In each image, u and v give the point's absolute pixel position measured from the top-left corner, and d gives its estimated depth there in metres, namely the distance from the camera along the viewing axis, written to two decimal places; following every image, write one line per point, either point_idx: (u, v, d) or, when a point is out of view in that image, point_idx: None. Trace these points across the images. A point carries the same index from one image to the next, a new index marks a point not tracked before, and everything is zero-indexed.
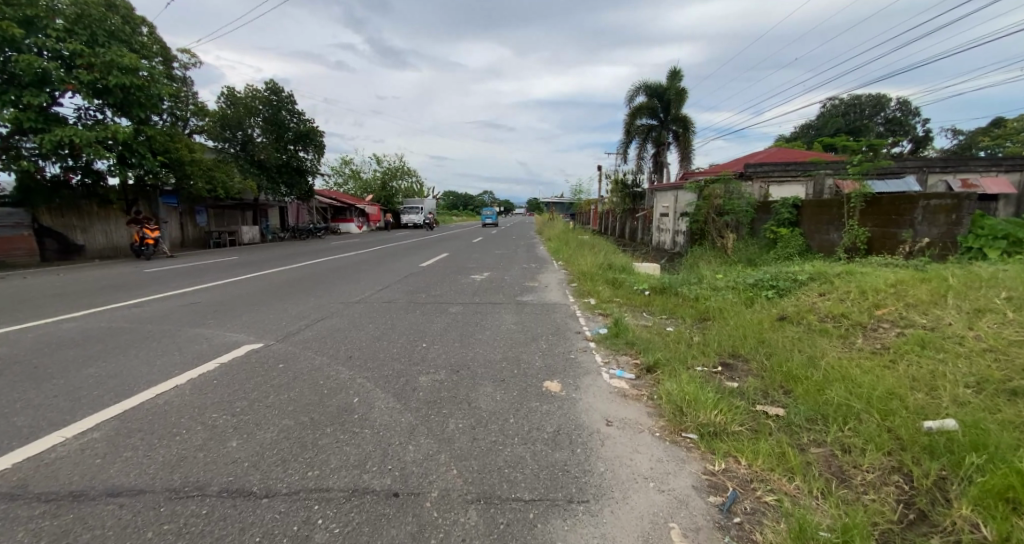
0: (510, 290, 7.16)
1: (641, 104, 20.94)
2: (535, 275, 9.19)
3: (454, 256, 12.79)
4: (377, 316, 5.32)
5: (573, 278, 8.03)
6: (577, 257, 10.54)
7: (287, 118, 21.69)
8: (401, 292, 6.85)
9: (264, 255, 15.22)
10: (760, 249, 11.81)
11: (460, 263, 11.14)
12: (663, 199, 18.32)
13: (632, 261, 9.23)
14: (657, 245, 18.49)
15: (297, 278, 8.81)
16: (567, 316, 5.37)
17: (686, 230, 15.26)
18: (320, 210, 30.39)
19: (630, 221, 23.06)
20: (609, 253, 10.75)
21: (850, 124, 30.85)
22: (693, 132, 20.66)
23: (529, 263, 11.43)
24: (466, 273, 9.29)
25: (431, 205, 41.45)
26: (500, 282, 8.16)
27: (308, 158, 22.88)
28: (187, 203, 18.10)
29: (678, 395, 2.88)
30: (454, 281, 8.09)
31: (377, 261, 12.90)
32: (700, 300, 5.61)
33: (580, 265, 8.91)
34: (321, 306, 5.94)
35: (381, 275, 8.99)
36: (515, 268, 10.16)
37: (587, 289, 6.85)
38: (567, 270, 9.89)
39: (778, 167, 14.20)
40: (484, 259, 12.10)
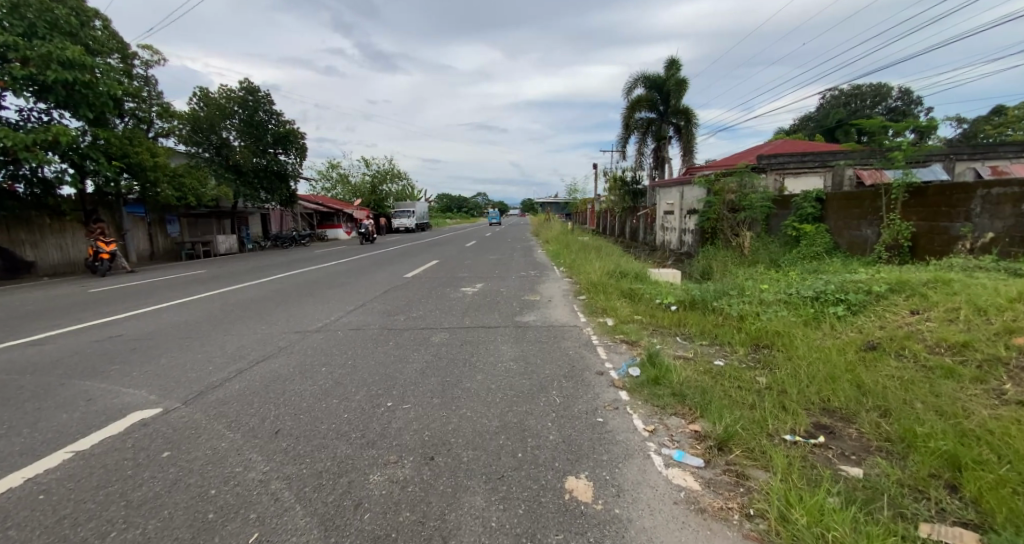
0: (507, 308, 5.98)
1: (640, 96, 19.77)
2: (536, 285, 8.01)
3: (444, 263, 11.59)
4: (336, 353, 4.12)
5: (581, 290, 6.85)
6: (582, 263, 9.39)
7: (265, 119, 20.39)
8: (374, 314, 5.66)
9: (237, 267, 13.92)
10: (780, 248, 10.70)
11: (452, 271, 9.96)
12: (667, 196, 17.21)
13: (645, 267, 8.09)
14: (662, 245, 17.38)
15: (262, 296, 7.63)
16: (579, 346, 4.19)
17: (695, 228, 14.14)
18: (306, 216, 29.06)
19: (631, 221, 21.93)
20: (617, 258, 9.60)
21: (853, 115, 29.87)
22: (695, 125, 19.55)
23: (528, 270, 10.27)
24: (455, 284, 8.10)
25: (423, 208, 40.16)
26: (495, 295, 6.99)
27: (290, 162, 21.58)
28: (156, 212, 16.81)
29: (812, 525, 1.69)
30: (441, 296, 6.90)
31: (360, 270, 11.68)
32: (748, 320, 4.44)
33: (587, 273, 7.74)
34: (270, 338, 4.74)
35: (358, 290, 7.81)
36: (513, 277, 9.00)
37: (599, 306, 5.68)
38: (571, 277, 8.73)
39: (794, 158, 13.07)
40: (477, 267, 10.95)
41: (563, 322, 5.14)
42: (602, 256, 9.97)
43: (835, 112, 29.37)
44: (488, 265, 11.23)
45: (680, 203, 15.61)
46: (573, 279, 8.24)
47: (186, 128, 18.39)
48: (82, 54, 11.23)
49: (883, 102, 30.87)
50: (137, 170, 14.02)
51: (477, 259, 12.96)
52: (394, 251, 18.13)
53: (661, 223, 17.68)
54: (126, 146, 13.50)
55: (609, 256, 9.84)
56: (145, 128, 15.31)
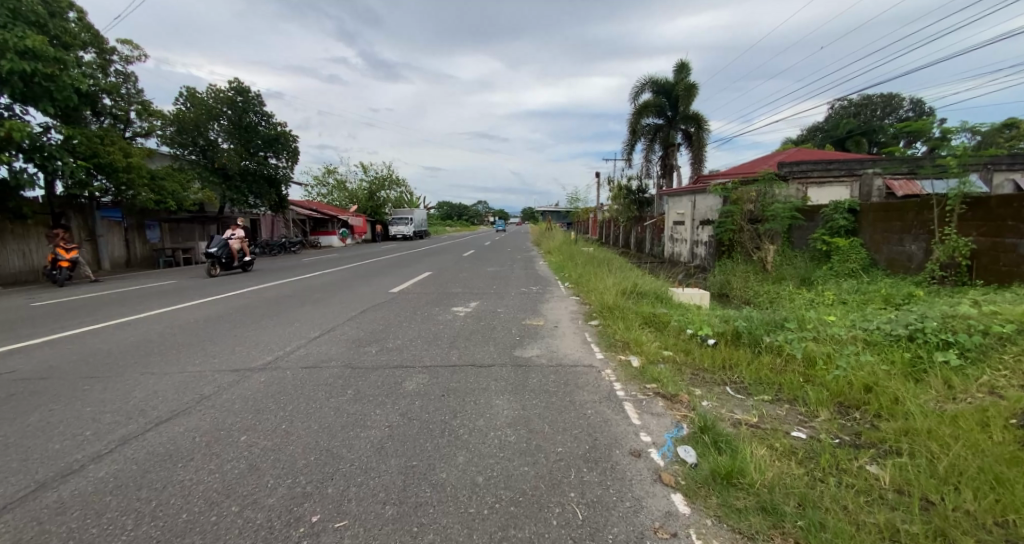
0: (503, 336, 4.89)
1: (648, 101, 18.83)
2: (538, 304, 6.93)
3: (438, 275, 10.56)
4: (271, 407, 3.05)
5: (593, 314, 5.77)
6: (592, 277, 8.33)
7: (254, 121, 19.42)
8: (340, 345, 4.58)
9: (214, 276, 12.84)
10: (809, 264, 9.68)
11: (445, 285, 8.89)
12: (677, 205, 16.21)
13: (664, 285, 7.04)
14: (672, 258, 16.35)
15: (220, 313, 6.55)
16: (600, 402, 3.11)
17: (710, 239, 13.11)
18: (299, 222, 28.05)
19: (636, 231, 20.95)
20: (632, 274, 8.55)
21: (864, 125, 29.07)
22: (705, 132, 18.59)
23: (529, 284, 9.22)
24: (446, 303, 7.02)
25: (421, 215, 39.21)
26: (491, 318, 5.91)
27: (281, 166, 20.60)
28: (134, 217, 15.84)
29: None
30: (427, 318, 5.82)
31: (344, 280, 10.64)
32: (821, 368, 3.38)
33: (598, 291, 6.69)
34: (196, 379, 3.66)
35: (333, 308, 6.74)
36: (513, 294, 7.94)
37: (618, 337, 4.59)
38: (578, 295, 7.68)
39: (819, 165, 12.03)
40: (473, 280, 9.91)
41: (574, 360, 4.05)
42: (614, 271, 8.93)
43: (846, 121, 28.53)
44: (485, 278, 10.19)
45: (693, 213, 14.59)
46: (581, 298, 7.15)
47: (170, 129, 17.47)
48: (44, 43, 10.29)
49: (894, 112, 30.09)
50: (108, 171, 13.03)
51: (474, 270, 11.92)
52: (386, 260, 17.11)
53: (670, 234, 16.67)
54: (95, 144, 12.51)
55: (621, 271, 8.76)
56: (122, 127, 14.35)
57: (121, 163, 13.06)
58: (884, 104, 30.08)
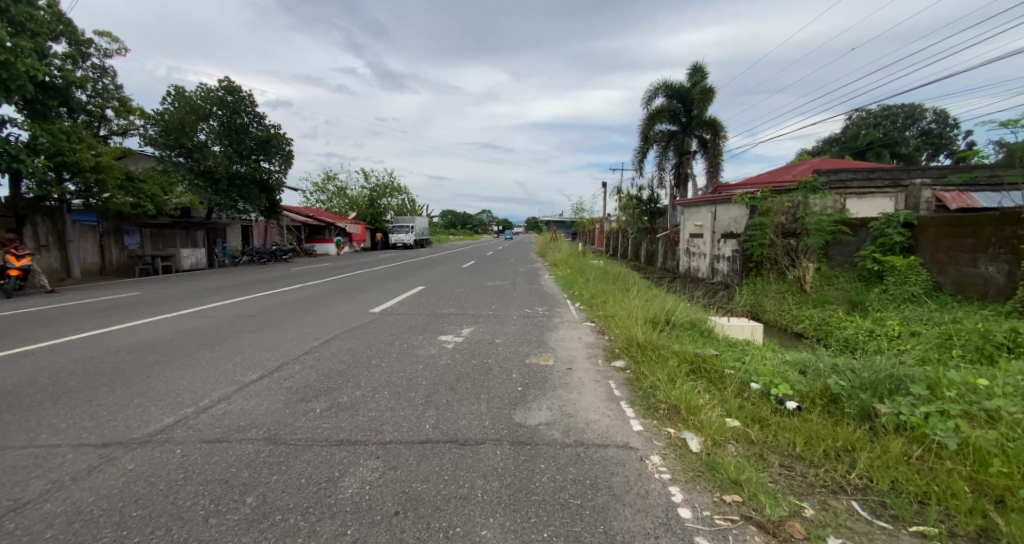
0: (499, 386, 3.64)
1: (661, 106, 17.70)
2: (544, 331, 5.69)
3: (430, 291, 9.34)
4: (100, 539, 1.81)
5: (616, 353, 4.52)
6: (608, 299, 7.05)
7: (246, 122, 18.41)
8: (276, 398, 3.34)
9: (188, 287, 11.65)
10: (857, 286, 8.40)
11: (437, 304, 7.69)
12: (695, 216, 14.99)
13: (699, 312, 5.79)
14: (688, 273, 15.11)
15: (157, 336, 5.37)
16: (656, 538, 1.84)
17: (734, 254, 11.87)
18: (294, 229, 27.03)
19: (647, 244, 19.72)
20: (655, 296, 7.30)
21: (884, 137, 27.87)
22: (723, 139, 17.39)
23: (534, 302, 8.03)
24: (434, 329, 5.80)
25: (422, 223, 38.20)
26: (486, 352, 4.67)
27: (274, 170, 19.55)
28: (111, 221, 14.82)
29: None
30: (404, 353, 4.59)
31: (325, 294, 9.42)
32: (1004, 472, 2.10)
33: (619, 320, 5.44)
34: (34, 463, 2.43)
35: (295, 333, 5.52)
36: (515, 316, 6.69)
37: (660, 392, 3.34)
38: (591, 319, 6.44)
39: (858, 174, 10.79)
40: (469, 296, 8.72)
41: (602, 436, 2.78)
42: (634, 291, 7.70)
43: (865, 132, 27.38)
44: (483, 295, 8.97)
45: (713, 225, 13.38)
46: (598, 326, 5.88)
47: (154, 130, 16.24)
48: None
49: (915, 123, 28.93)
50: (73, 170, 11.96)
51: (472, 285, 10.71)
52: (379, 270, 15.97)
53: (686, 247, 15.45)
54: (61, 142, 11.54)
55: (641, 292, 7.55)
56: (97, 125, 13.46)
57: (89, 163, 11.98)
58: (904, 115, 28.94)
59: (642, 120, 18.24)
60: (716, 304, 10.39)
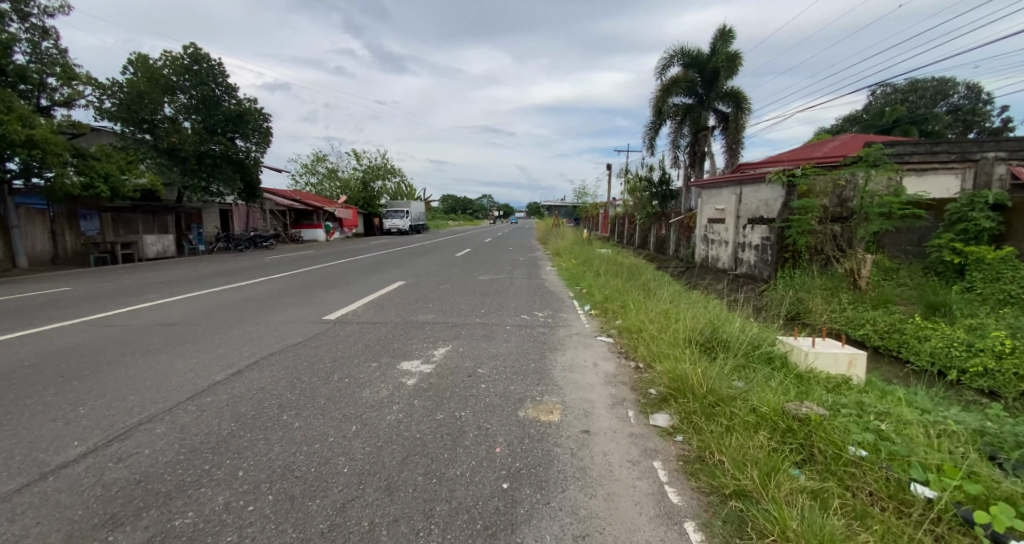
0: (469, 480, 2.15)
1: (677, 76, 15.87)
2: (546, 352, 4.18)
3: (411, 287, 7.85)
4: None
5: (655, 402, 3.00)
6: (629, 304, 5.53)
7: (216, 94, 16.63)
8: (61, 517, 1.85)
9: (136, 279, 10.12)
10: (935, 285, 6.89)
11: (411, 306, 6.19)
12: (715, 199, 13.38)
13: (756, 327, 4.27)
14: (706, 263, 13.58)
15: (14, 360, 3.90)
16: None
17: (765, 242, 10.31)
18: (280, 214, 25.45)
19: (659, 230, 18.11)
20: (688, 301, 5.77)
21: (911, 114, 26.02)
22: (746, 112, 15.58)
23: (533, 304, 6.53)
24: (397, 347, 4.30)
25: (418, 208, 36.54)
26: (460, 395, 3.17)
27: (249, 148, 17.86)
28: (65, 205, 13.24)
29: None
30: (339, 397, 3.09)
31: (287, 290, 7.93)
32: None
33: (651, 340, 3.94)
34: None
35: (205, 356, 4.03)
36: (507, 327, 5.18)
37: (758, 506, 1.84)
38: (609, 331, 4.93)
39: (918, 148, 9.10)
40: (455, 295, 7.26)
41: None
42: (659, 293, 6.18)
43: (892, 108, 25.53)
44: (474, 293, 7.48)
45: (737, 209, 11.79)
46: (618, 345, 4.37)
47: (110, 102, 14.45)
48: None
49: (944, 100, 27.04)
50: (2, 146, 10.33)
51: (462, 278, 9.21)
52: (361, 260, 14.45)
53: (704, 233, 13.90)
54: None
55: (669, 295, 6.03)
56: (36, 93, 11.78)
57: (20, 137, 10.30)
58: (933, 91, 27.02)
59: (655, 92, 16.41)
60: (746, 301, 8.90)
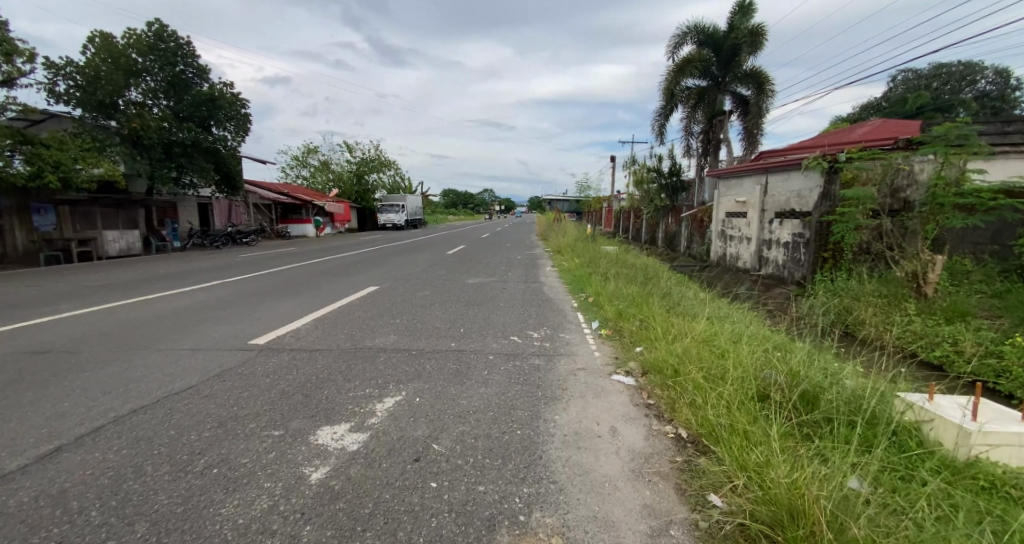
0: None
1: (691, 55, 14.42)
2: (538, 407, 2.85)
3: (383, 294, 6.55)
4: None
5: (727, 534, 1.69)
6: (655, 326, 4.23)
7: (186, 76, 15.29)
8: None
9: (74, 279, 8.80)
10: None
11: (372, 324, 4.87)
12: (735, 190, 12.00)
13: (848, 370, 3.00)
14: (724, 262, 12.25)
15: None
16: None
17: (798, 238, 8.97)
18: (266, 208, 24.16)
19: (669, 223, 16.70)
20: (728, 320, 4.48)
21: (935, 100, 24.73)
22: (767, 95, 14.11)
23: (527, 319, 5.20)
24: (326, 397, 2.99)
25: (415, 202, 35.23)
26: (388, 513, 1.85)
27: (224, 136, 16.60)
28: (14, 197, 11.86)
29: None
30: (175, 520, 1.78)
31: (236, 296, 6.62)
32: None
33: (700, 395, 2.63)
34: None
35: (36, 414, 2.70)
36: (490, 358, 3.84)
37: None
38: (628, 363, 3.62)
39: (986, 128, 7.70)
40: (433, 305, 5.96)
41: None
42: (690, 309, 4.87)
43: (915, 95, 24.26)
44: (458, 302, 6.17)
45: (762, 201, 10.43)
46: (645, 392, 3.06)
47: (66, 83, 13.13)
48: None
49: (970, 85, 25.70)
50: None
51: (449, 282, 7.89)
52: (343, 257, 13.13)
53: (721, 229, 12.56)
54: None
55: (702, 312, 4.72)
56: None
57: None
58: (956, 77, 25.74)
59: (666, 73, 14.97)
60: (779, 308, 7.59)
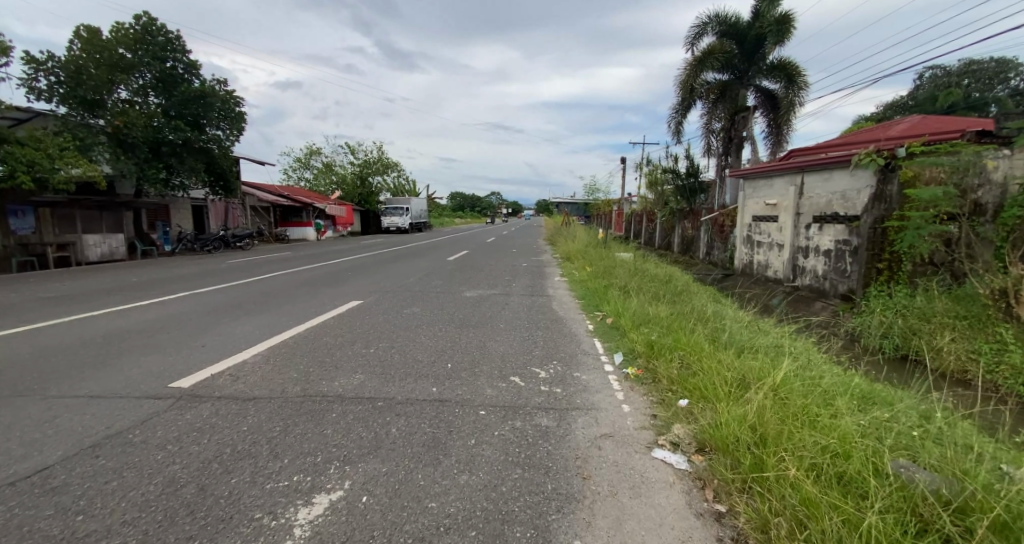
0: None
1: (712, 47, 13.34)
2: (543, 522, 1.81)
3: (364, 312, 5.58)
4: None
5: None
6: (700, 368, 3.21)
7: (177, 72, 14.52)
8: None
9: (30, 288, 7.96)
10: None
11: (338, 356, 3.88)
12: (763, 191, 10.90)
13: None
14: (751, 270, 11.15)
15: None
16: None
17: (844, 245, 7.85)
18: (265, 211, 23.43)
19: (687, 228, 15.55)
20: (790, 359, 3.48)
21: (967, 97, 23.43)
22: (797, 89, 12.96)
23: (531, 348, 4.19)
24: (228, 493, 1.99)
25: (420, 205, 34.42)
26: None
27: (217, 135, 15.77)
28: None
29: None
30: None
31: (194, 313, 5.69)
32: None
33: (821, 520, 1.59)
34: None
35: None
36: (481, 413, 2.82)
37: None
38: (672, 427, 2.59)
39: None
40: (420, 326, 4.99)
41: None
42: (739, 342, 3.85)
43: (946, 91, 23.00)
44: (450, 322, 5.18)
45: (798, 204, 9.32)
46: (707, 486, 2.04)
47: (48, 79, 12.41)
48: None
49: (1004, 82, 24.27)
50: None
51: (444, 295, 6.91)
52: (337, 264, 12.21)
53: (747, 234, 11.46)
54: None
55: (755, 348, 3.71)
56: None
57: None
58: (990, 73, 24.33)
59: (684, 66, 13.90)
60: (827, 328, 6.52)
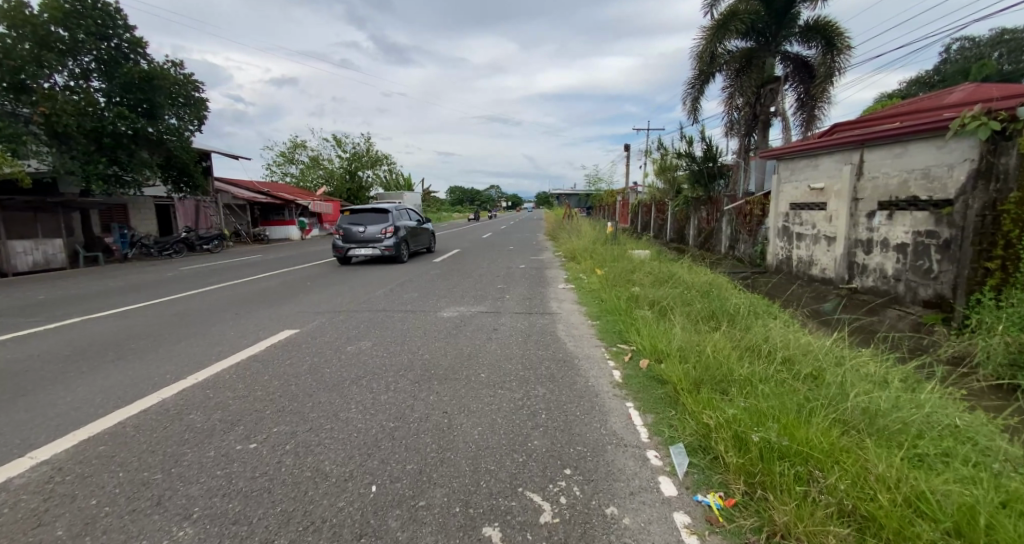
0: None
1: (735, 7, 11.47)
2: None
3: (292, 351, 3.93)
4: None
5: None
6: (877, 529, 1.57)
7: (120, 54, 12.81)
8: None
9: None
10: None
11: (183, 466, 2.21)
12: (804, 173, 9.12)
13: None
14: (790, 267, 9.45)
15: None
16: None
17: (929, 237, 6.11)
18: (241, 210, 21.69)
19: (706, 219, 13.71)
20: (1008, 480, 1.90)
21: (1002, 68, 21.48)
22: (836, 52, 11.12)
23: (524, 429, 2.52)
24: None
25: (413, 200, 32.71)
26: None
27: (175, 125, 14.09)
28: None
29: None
30: None
31: (53, 356, 4.02)
32: None
33: None
34: None
35: None
36: None
37: None
38: None
39: None
40: (360, 377, 3.32)
41: None
42: (888, 432, 2.22)
43: (982, 62, 20.99)
44: (408, 369, 3.51)
45: (855, 187, 7.57)
46: None
47: None
48: None
49: None
50: None
51: (414, 317, 5.25)
52: (306, 269, 10.56)
53: (784, 225, 9.70)
54: None
55: (923, 446, 2.10)
56: None
57: None
58: None
59: (703, 31, 12.04)
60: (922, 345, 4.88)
